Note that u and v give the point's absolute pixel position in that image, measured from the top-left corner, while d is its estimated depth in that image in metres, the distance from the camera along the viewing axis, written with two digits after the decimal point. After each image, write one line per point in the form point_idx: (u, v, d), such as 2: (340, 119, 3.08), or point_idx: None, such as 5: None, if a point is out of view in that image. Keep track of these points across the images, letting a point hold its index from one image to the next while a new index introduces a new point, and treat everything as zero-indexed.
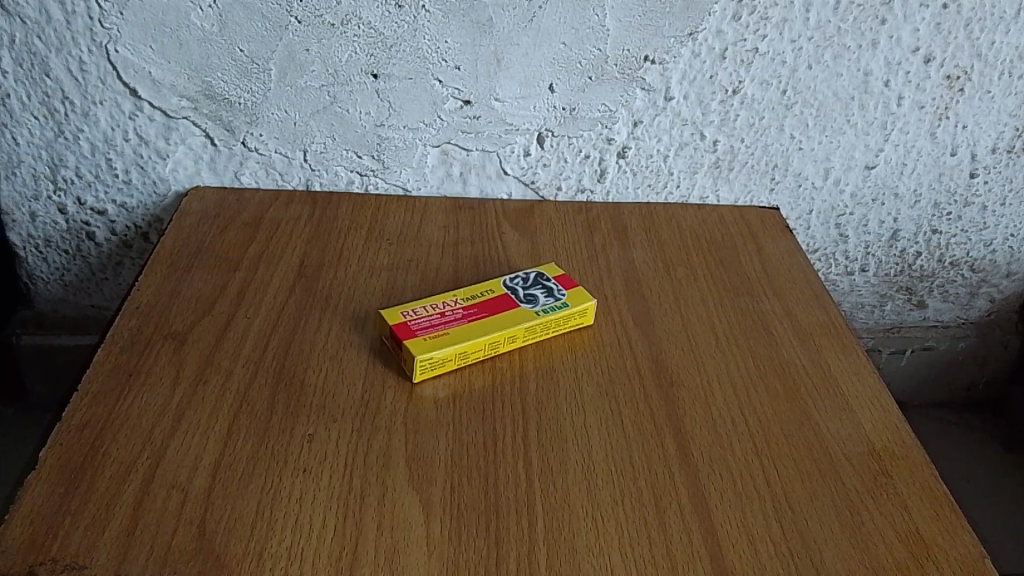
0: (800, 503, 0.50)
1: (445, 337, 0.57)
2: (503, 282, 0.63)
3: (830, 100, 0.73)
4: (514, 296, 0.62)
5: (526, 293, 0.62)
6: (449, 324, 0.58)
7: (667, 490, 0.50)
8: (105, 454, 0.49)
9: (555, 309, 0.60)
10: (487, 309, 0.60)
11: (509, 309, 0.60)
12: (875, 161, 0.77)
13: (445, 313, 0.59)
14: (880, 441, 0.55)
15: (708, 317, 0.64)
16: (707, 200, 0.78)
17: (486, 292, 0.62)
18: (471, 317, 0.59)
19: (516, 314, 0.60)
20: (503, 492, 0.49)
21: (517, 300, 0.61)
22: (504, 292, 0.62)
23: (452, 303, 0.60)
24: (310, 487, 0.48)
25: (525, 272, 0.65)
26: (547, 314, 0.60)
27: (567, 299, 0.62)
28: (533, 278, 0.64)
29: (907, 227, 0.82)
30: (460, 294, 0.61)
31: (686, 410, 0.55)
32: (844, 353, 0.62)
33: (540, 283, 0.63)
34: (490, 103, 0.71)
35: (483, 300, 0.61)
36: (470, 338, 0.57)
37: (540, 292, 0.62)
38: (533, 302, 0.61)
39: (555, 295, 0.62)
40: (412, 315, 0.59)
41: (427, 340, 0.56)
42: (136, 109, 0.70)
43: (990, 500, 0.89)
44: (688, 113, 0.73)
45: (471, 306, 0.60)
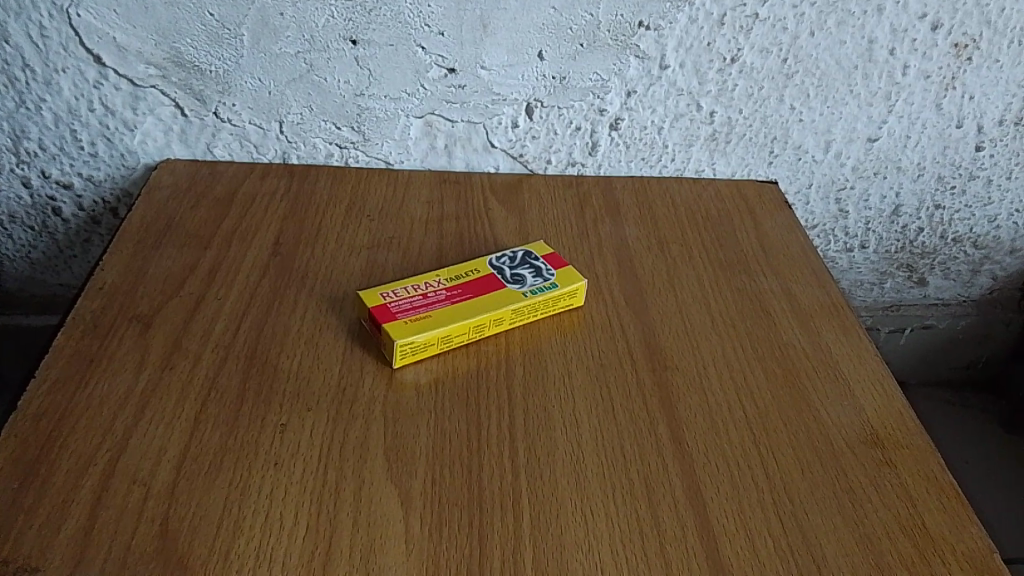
0: (801, 495, 0.48)
1: (427, 320, 0.54)
2: (489, 261, 0.60)
3: (832, 69, 0.69)
4: (501, 276, 0.59)
5: (513, 273, 0.59)
6: (431, 306, 0.55)
7: (660, 483, 0.47)
8: (61, 446, 0.46)
9: (544, 290, 0.57)
10: (471, 290, 0.57)
11: (496, 290, 0.57)
12: (879, 133, 0.74)
13: (428, 294, 0.56)
14: (883, 428, 0.53)
15: (704, 297, 0.61)
16: (703, 173, 0.75)
17: (470, 272, 0.59)
18: (455, 299, 0.56)
19: (502, 295, 0.57)
20: (487, 485, 0.46)
21: (504, 281, 0.58)
22: (490, 272, 0.59)
23: (435, 284, 0.57)
24: (281, 481, 0.45)
25: (511, 250, 0.62)
26: (536, 295, 0.57)
27: (557, 279, 0.59)
28: (521, 257, 0.61)
29: (910, 202, 0.79)
30: (443, 274, 0.58)
31: (680, 397, 0.53)
32: (845, 335, 0.59)
33: (528, 263, 0.60)
34: (476, 71, 0.68)
35: (467, 280, 0.58)
36: (454, 321, 0.54)
37: (528, 272, 0.59)
38: (521, 282, 0.58)
39: (543, 275, 0.59)
40: (393, 297, 0.55)
41: (408, 323, 0.53)
42: (101, 77, 0.66)
43: (989, 482, 0.87)
44: (684, 83, 0.69)
45: (455, 286, 0.57)
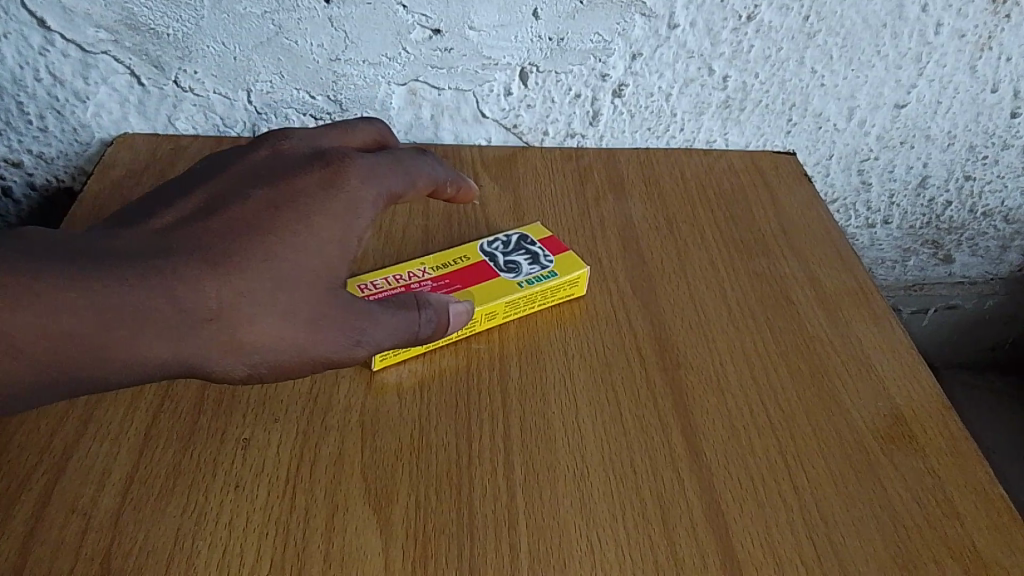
0: (835, 513, 0.42)
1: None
2: (480, 247, 0.54)
3: (859, 27, 0.62)
4: (494, 264, 0.52)
5: (507, 260, 0.53)
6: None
7: (676, 502, 0.41)
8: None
9: (541, 279, 0.51)
10: (460, 280, 0.51)
11: (487, 280, 0.51)
12: (907, 98, 0.67)
13: (412, 286, 0.50)
14: (924, 432, 0.47)
15: (720, 283, 0.55)
16: (714, 144, 0.69)
17: (459, 261, 0.52)
18: (442, 290, 0.50)
19: (495, 286, 0.51)
20: (478, 508, 0.40)
21: (497, 269, 0.52)
22: (481, 260, 0.53)
23: (419, 275, 0.51)
24: (242, 508, 0.39)
25: (505, 234, 0.56)
26: (532, 286, 0.51)
27: (556, 267, 0.52)
28: (516, 242, 0.55)
29: (938, 172, 0.73)
30: (428, 262, 0.52)
31: (696, 399, 0.47)
32: (876, 324, 0.54)
33: (523, 248, 0.54)
34: (464, 32, 0.60)
35: (456, 269, 0.52)
36: None
37: (523, 259, 0.53)
38: (515, 270, 0.52)
39: (540, 262, 0.53)
40: (372, 289, 0.49)
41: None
42: (47, 42, 0.58)
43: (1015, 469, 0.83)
44: (695, 44, 0.62)
45: (442, 277, 0.51)
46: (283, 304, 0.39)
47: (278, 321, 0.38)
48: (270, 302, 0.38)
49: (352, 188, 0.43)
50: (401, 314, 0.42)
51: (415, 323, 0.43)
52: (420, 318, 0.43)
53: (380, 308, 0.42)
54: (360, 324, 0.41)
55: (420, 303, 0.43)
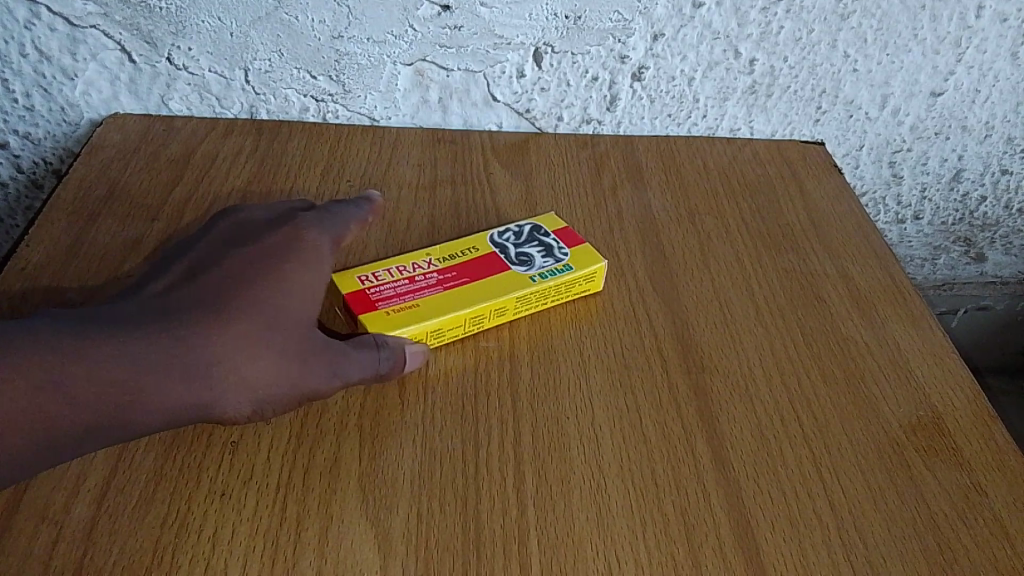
0: (876, 533, 0.38)
1: (413, 312, 0.44)
2: (490, 237, 0.50)
3: (896, 8, 0.58)
4: (504, 257, 0.49)
5: (518, 251, 0.49)
6: (419, 293, 0.45)
7: (701, 519, 0.38)
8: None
9: (554, 273, 0.48)
10: (469, 273, 0.47)
11: (498, 273, 0.47)
12: (944, 86, 0.63)
13: (416, 278, 0.46)
14: (969, 444, 0.43)
15: (746, 280, 0.52)
16: (738, 132, 0.65)
17: (468, 252, 0.49)
18: (448, 284, 0.46)
19: (507, 279, 0.47)
20: (486, 523, 0.37)
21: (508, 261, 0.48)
22: (490, 251, 0.49)
23: (424, 268, 0.47)
24: (229, 518, 0.36)
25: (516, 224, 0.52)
26: (546, 280, 0.47)
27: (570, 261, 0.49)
28: (528, 233, 0.51)
29: (973, 166, 0.69)
30: (434, 254, 0.49)
31: (722, 405, 0.43)
32: (915, 327, 0.50)
33: (536, 239, 0.50)
34: (475, 8, 0.56)
35: (465, 261, 0.48)
36: (445, 312, 0.44)
37: (536, 250, 0.49)
38: (528, 264, 0.48)
39: (555, 254, 0.49)
40: (372, 281, 0.46)
41: (389, 315, 0.43)
42: (32, 15, 0.55)
43: None
44: (721, 24, 0.58)
45: (450, 269, 0.47)
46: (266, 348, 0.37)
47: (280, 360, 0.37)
48: (265, 346, 0.37)
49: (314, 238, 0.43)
50: (359, 352, 0.40)
51: (376, 362, 0.40)
52: (378, 355, 0.40)
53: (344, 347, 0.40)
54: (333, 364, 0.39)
55: (377, 341, 0.41)
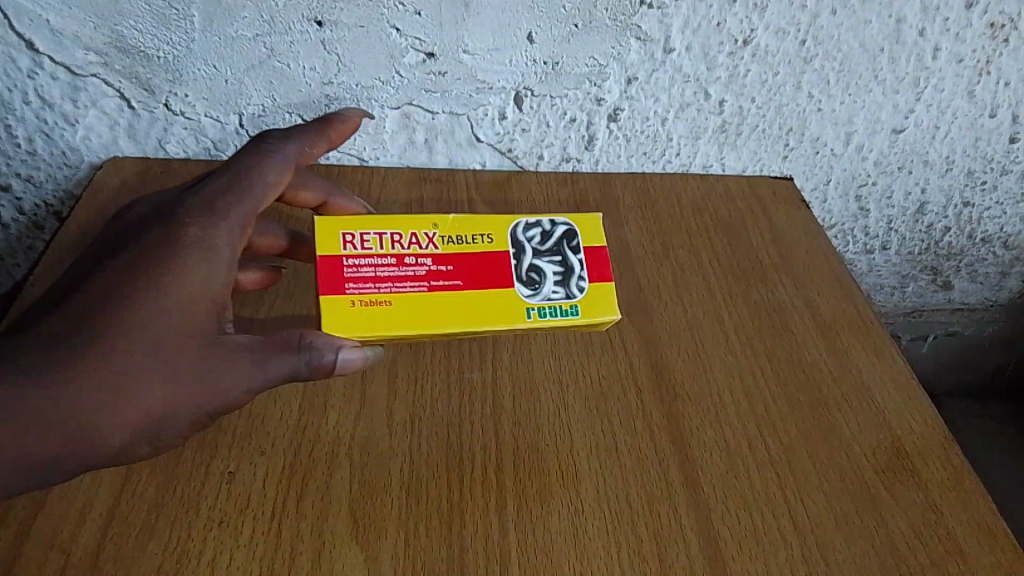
0: (836, 551, 0.41)
1: (381, 310, 0.45)
2: (512, 231, 0.49)
3: (856, 52, 0.61)
4: (514, 267, 0.48)
5: (533, 263, 0.48)
6: (398, 288, 0.46)
7: (672, 540, 0.40)
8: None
9: (553, 313, 0.48)
10: (463, 274, 0.47)
11: (491, 289, 0.47)
12: (905, 124, 0.66)
13: (406, 264, 0.46)
14: (924, 464, 0.46)
15: (717, 311, 0.54)
16: (710, 168, 0.68)
17: (479, 241, 0.48)
18: (434, 285, 0.46)
19: (499, 301, 0.47)
20: (470, 545, 0.39)
21: (516, 274, 0.48)
22: (501, 252, 0.48)
23: (419, 246, 0.47)
24: (227, 545, 0.39)
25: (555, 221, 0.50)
26: (540, 319, 0.48)
27: (581, 303, 0.49)
28: (554, 242, 0.49)
29: (936, 198, 0.72)
30: (442, 228, 0.48)
31: (694, 431, 0.46)
32: (877, 355, 0.53)
33: (557, 254, 0.49)
34: (458, 55, 0.59)
35: (467, 254, 0.48)
36: (415, 324, 0.45)
37: (552, 270, 0.49)
38: (531, 288, 0.48)
39: (569, 286, 0.49)
40: (360, 252, 0.46)
41: (359, 305, 0.45)
42: (35, 64, 0.57)
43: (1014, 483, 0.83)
44: (691, 68, 0.61)
45: (447, 259, 0.47)
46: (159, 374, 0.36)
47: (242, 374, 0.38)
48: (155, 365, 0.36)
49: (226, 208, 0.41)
50: (277, 356, 0.38)
51: (296, 365, 0.39)
52: (298, 360, 0.39)
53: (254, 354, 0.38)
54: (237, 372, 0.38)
55: (300, 344, 0.39)
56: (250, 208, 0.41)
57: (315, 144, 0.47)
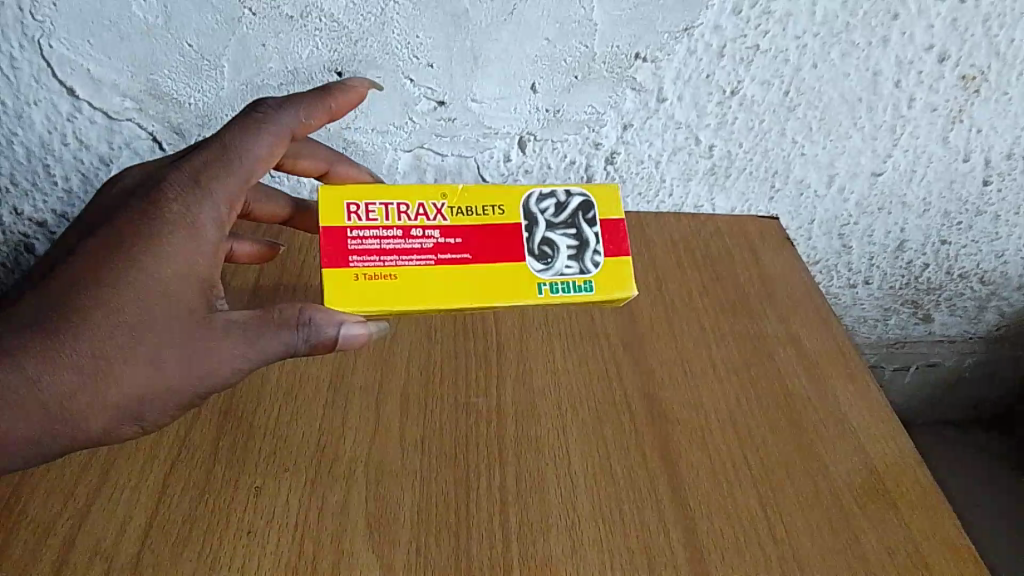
0: (812, 563, 0.45)
1: (384, 285, 0.47)
2: (527, 202, 0.50)
3: (836, 102, 0.66)
4: (528, 240, 0.49)
5: (546, 237, 0.50)
6: (404, 262, 0.48)
7: (662, 552, 0.44)
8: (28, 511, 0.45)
9: (565, 289, 0.50)
10: (469, 248, 0.48)
11: (499, 262, 0.49)
12: (883, 167, 0.71)
13: (413, 237, 0.48)
14: (894, 485, 0.50)
15: (705, 341, 0.58)
16: (702, 208, 0.73)
17: (489, 212, 0.49)
18: (440, 257, 0.48)
19: (508, 276, 0.49)
20: (476, 555, 0.43)
21: (529, 248, 0.49)
22: (513, 224, 0.49)
23: (426, 218, 0.48)
24: (255, 552, 0.43)
25: (570, 191, 0.51)
26: (551, 294, 0.49)
27: (595, 278, 0.50)
28: (570, 214, 0.50)
29: (915, 237, 0.77)
30: (450, 198, 0.49)
31: (683, 453, 0.50)
32: (854, 384, 0.57)
33: (572, 226, 0.50)
34: (467, 103, 0.63)
35: (474, 226, 0.49)
36: (419, 298, 0.48)
37: (566, 244, 0.50)
38: (544, 261, 0.49)
39: (582, 261, 0.50)
40: (366, 225, 0.47)
41: (363, 279, 0.47)
42: (75, 109, 0.62)
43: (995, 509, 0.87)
44: (683, 116, 0.66)
45: (455, 232, 0.49)
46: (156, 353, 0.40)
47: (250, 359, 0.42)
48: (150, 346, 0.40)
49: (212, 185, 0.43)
50: (277, 334, 0.41)
51: (294, 342, 0.41)
52: (296, 337, 0.41)
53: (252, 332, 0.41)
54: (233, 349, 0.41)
55: (298, 322, 0.41)
56: (236, 184, 0.44)
57: (313, 113, 0.47)
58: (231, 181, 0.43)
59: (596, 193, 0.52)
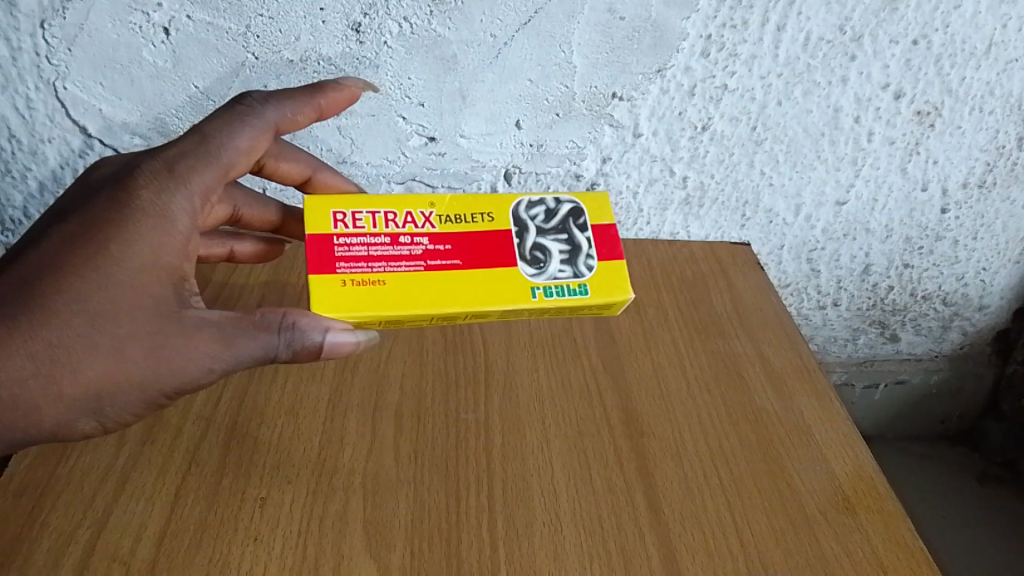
0: (775, 563, 0.49)
1: (372, 289, 0.48)
2: (518, 210, 0.52)
3: (801, 136, 0.70)
4: (520, 246, 0.51)
5: (539, 242, 0.51)
6: (394, 268, 0.49)
7: (637, 554, 0.48)
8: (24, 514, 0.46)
9: (559, 292, 0.51)
10: (459, 254, 0.50)
11: (490, 267, 0.50)
12: (847, 197, 0.75)
13: (402, 244, 0.49)
14: (853, 490, 0.54)
15: (679, 360, 0.62)
16: (677, 235, 0.77)
17: (479, 219, 0.51)
18: (430, 264, 0.49)
19: (501, 280, 0.50)
20: (466, 558, 0.47)
21: (522, 253, 0.51)
22: (505, 230, 0.51)
23: (415, 225, 0.50)
24: (261, 557, 0.46)
25: (558, 199, 0.53)
26: (545, 298, 0.50)
27: (589, 282, 0.51)
28: (561, 221, 0.52)
29: (879, 261, 0.81)
30: (438, 207, 0.51)
31: (658, 464, 0.54)
32: (817, 398, 0.61)
33: (564, 233, 0.52)
34: (455, 139, 0.68)
35: (461, 233, 0.50)
36: (409, 303, 0.48)
37: (558, 249, 0.51)
38: (538, 265, 0.51)
39: (576, 264, 0.51)
40: (355, 233, 0.49)
41: (351, 284, 0.48)
42: (87, 146, 0.65)
43: (964, 520, 0.91)
44: (658, 149, 0.70)
45: (444, 239, 0.50)
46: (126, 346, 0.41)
47: (236, 355, 0.43)
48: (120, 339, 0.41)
49: (187, 174, 0.44)
50: (261, 335, 0.43)
51: (275, 345, 0.43)
52: (278, 340, 0.43)
53: (232, 332, 0.43)
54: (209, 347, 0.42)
55: (281, 325, 0.43)
56: (212, 176, 0.45)
57: (301, 110, 0.49)
58: (206, 174, 0.44)
59: (587, 201, 0.54)
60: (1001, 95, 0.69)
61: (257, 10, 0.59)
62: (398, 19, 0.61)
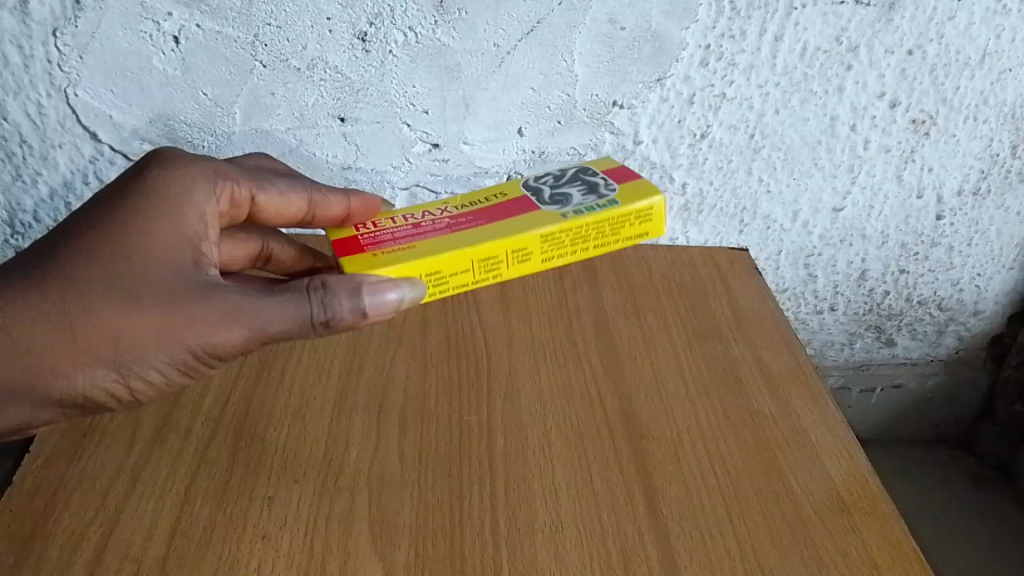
0: (771, 562, 0.50)
1: (403, 252, 0.54)
2: (528, 184, 0.60)
3: (798, 143, 0.71)
4: (539, 199, 0.58)
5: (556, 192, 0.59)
6: (422, 236, 0.56)
7: (636, 553, 0.49)
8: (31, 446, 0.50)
9: (589, 210, 0.57)
10: (479, 217, 0.57)
11: (514, 216, 0.57)
12: (843, 204, 0.77)
13: (425, 225, 0.57)
14: (846, 491, 0.55)
15: (678, 364, 0.64)
16: (677, 241, 0.79)
17: (492, 198, 0.60)
18: (454, 227, 0.56)
19: (528, 219, 0.57)
20: (469, 557, 0.48)
21: (544, 199, 0.58)
22: (522, 195, 0.59)
23: (432, 215, 0.58)
24: (270, 555, 0.47)
25: (565, 171, 0.62)
26: (576, 218, 0.56)
27: (616, 198, 0.58)
28: (572, 177, 0.60)
29: (875, 267, 0.82)
30: (452, 202, 0.60)
31: (656, 464, 0.55)
32: (813, 401, 0.62)
33: (578, 180, 0.60)
34: (459, 146, 0.69)
35: (476, 208, 0.58)
36: (442, 250, 0.54)
37: (577, 191, 0.59)
38: (561, 203, 0.58)
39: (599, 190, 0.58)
40: (379, 231, 0.56)
41: (383, 255, 0.54)
42: (97, 152, 0.66)
43: (958, 523, 0.92)
44: (657, 156, 0.71)
45: (462, 214, 0.58)
46: (138, 297, 0.45)
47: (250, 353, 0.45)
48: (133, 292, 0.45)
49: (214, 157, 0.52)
50: (292, 299, 0.46)
51: (307, 304, 0.46)
52: (311, 300, 0.46)
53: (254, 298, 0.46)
54: (222, 307, 0.45)
55: (312, 288, 0.47)
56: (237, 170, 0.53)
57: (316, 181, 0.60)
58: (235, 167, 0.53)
59: (595, 164, 0.62)
60: (995, 104, 0.70)
61: (265, 20, 0.60)
62: (403, 29, 0.62)
